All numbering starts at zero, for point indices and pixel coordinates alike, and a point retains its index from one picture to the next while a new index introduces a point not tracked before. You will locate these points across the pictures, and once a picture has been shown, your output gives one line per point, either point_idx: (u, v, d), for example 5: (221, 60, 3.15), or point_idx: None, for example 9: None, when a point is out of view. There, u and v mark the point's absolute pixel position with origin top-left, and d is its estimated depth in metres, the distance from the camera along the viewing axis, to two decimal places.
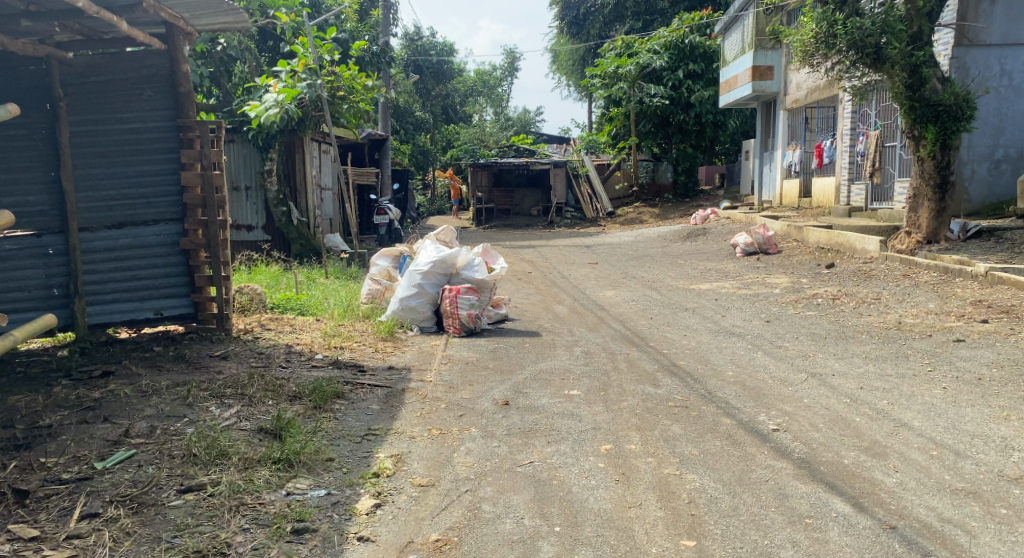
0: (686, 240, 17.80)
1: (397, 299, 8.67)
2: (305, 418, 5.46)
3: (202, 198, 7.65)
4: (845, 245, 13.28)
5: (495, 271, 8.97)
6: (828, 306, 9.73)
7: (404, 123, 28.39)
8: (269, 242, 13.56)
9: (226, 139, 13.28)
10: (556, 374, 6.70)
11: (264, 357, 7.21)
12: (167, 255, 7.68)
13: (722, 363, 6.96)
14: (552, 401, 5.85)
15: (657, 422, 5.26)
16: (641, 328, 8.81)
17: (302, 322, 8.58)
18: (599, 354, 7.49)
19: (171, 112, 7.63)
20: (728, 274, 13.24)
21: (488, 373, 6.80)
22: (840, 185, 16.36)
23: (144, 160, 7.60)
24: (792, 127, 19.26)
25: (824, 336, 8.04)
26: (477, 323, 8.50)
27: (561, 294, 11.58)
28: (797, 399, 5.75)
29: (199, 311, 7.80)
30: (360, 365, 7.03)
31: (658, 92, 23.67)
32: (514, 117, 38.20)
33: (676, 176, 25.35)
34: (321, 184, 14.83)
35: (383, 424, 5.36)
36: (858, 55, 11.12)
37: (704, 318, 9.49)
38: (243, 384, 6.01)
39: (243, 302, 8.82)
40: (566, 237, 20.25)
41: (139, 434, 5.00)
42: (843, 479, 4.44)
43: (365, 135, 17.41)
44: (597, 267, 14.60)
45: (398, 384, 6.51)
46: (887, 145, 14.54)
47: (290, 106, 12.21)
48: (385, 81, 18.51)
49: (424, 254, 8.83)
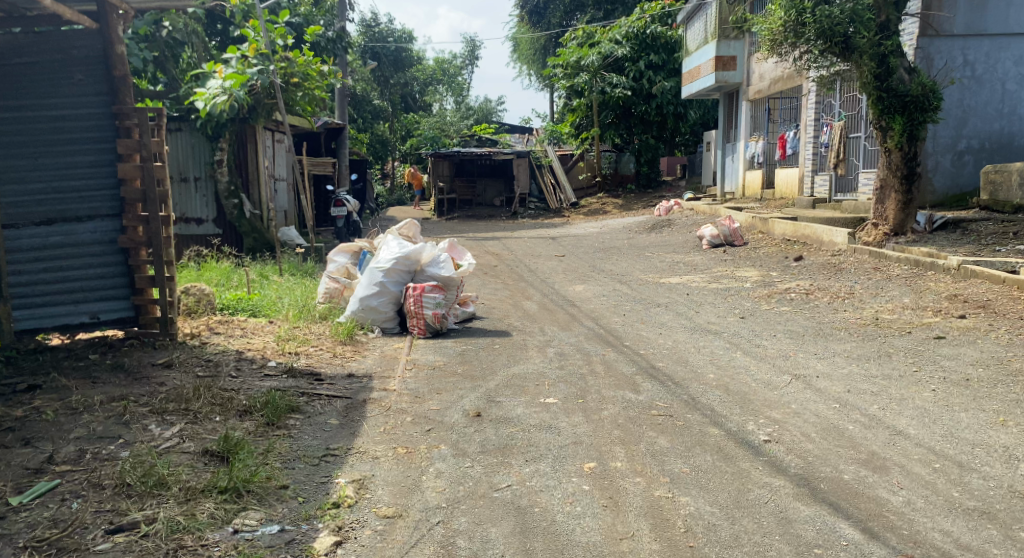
0: (651, 231, 17.49)
1: (356, 299, 8.17)
2: (255, 435, 5.00)
3: (142, 192, 7.13)
4: (813, 237, 13.03)
5: (461, 268, 8.48)
6: (802, 301, 9.44)
7: (362, 112, 27.73)
8: (220, 237, 12.95)
9: (173, 129, 12.63)
10: (528, 380, 6.26)
11: (213, 365, 6.68)
12: (103, 254, 7.12)
13: (702, 364, 6.56)
14: (527, 412, 5.41)
15: (641, 433, 4.84)
16: (614, 327, 8.41)
17: (255, 325, 8.04)
18: (572, 356, 7.07)
19: (105, 97, 7.09)
20: (697, 267, 12.93)
21: (456, 380, 6.34)
22: (804, 176, 16.13)
23: (76, 150, 7.03)
24: (756, 118, 19.02)
25: (803, 334, 7.69)
26: (442, 322, 8.06)
27: (529, 290, 11.16)
28: (786, 404, 5.37)
29: (140, 315, 7.25)
30: (316, 373, 6.54)
31: (620, 83, 23.31)
32: (475, 105, 37.62)
33: (637, 167, 25.09)
34: (275, 176, 14.22)
35: (342, 443, 4.92)
36: (827, 44, 10.82)
37: (677, 315, 9.11)
38: (187, 397, 5.55)
39: (190, 304, 8.24)
40: (529, 229, 19.84)
41: (63, 461, 4.66)
42: (848, 498, 4.06)
43: (321, 124, 16.79)
44: (563, 260, 14.20)
45: (360, 394, 6.04)
46: (852, 135, 14.31)
47: (238, 94, 11.50)
48: (341, 69, 17.90)
49: (386, 250, 8.32)
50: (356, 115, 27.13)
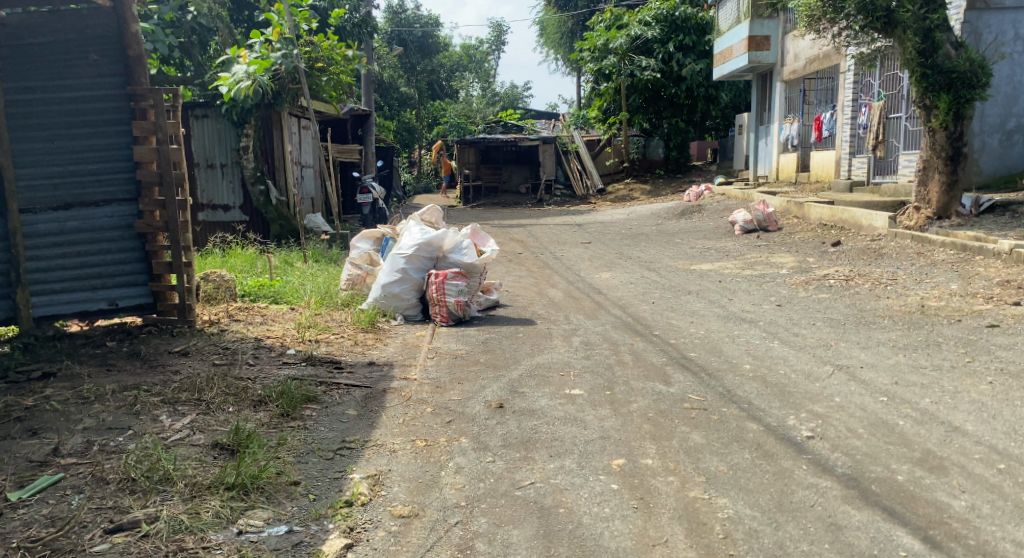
0: (681, 217, 17.11)
1: (379, 286, 7.98)
2: (269, 428, 4.77)
3: (158, 175, 6.94)
4: (851, 222, 12.61)
5: (484, 255, 8.22)
6: (842, 288, 9.05)
7: (388, 99, 27.54)
8: (247, 223, 12.78)
9: (198, 114, 12.47)
10: (553, 370, 6.00)
11: (230, 353, 6.45)
12: (121, 240, 6.94)
13: (738, 355, 6.25)
14: (552, 405, 5.17)
15: (674, 428, 4.56)
16: (644, 316, 8.13)
17: (275, 313, 7.81)
18: (599, 346, 6.81)
19: (120, 78, 6.88)
20: (730, 254, 12.56)
21: (479, 369, 6.10)
22: (841, 159, 15.69)
23: (91, 132, 6.84)
24: (790, 99, 18.55)
25: (844, 323, 7.33)
26: (465, 310, 7.83)
27: (554, 277, 10.88)
28: (829, 397, 5.04)
29: (157, 302, 7.08)
30: (336, 361, 6.32)
31: (649, 65, 22.89)
32: (502, 92, 37.36)
33: (666, 152, 24.65)
34: (301, 162, 14.02)
35: (358, 435, 4.68)
36: (867, 19, 10.47)
37: (710, 302, 8.80)
38: (200, 387, 5.34)
39: (210, 290, 8.00)
40: (556, 215, 19.54)
41: (69, 453, 4.43)
42: (902, 502, 3.76)
43: (346, 110, 16.59)
44: (591, 247, 13.89)
45: (379, 383, 5.81)
46: (891, 116, 13.84)
47: (262, 79, 11.33)
48: (367, 54, 17.73)
49: (408, 236, 8.10)
50: (383, 102, 27.01)
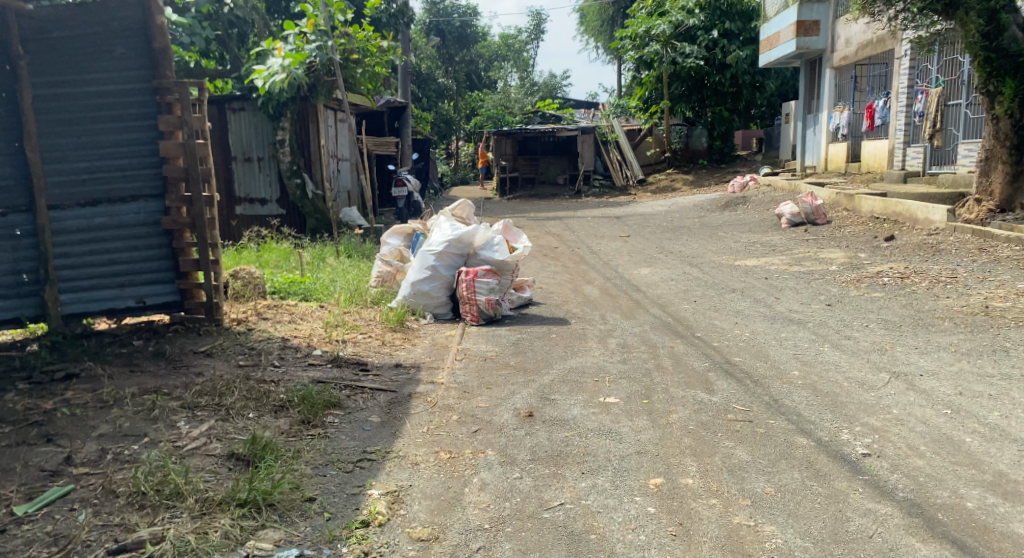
0: (725, 209, 16.71)
1: (408, 283, 7.78)
2: (288, 436, 4.57)
3: (184, 170, 6.76)
4: (906, 215, 12.27)
5: (518, 251, 7.97)
6: (896, 286, 8.73)
7: (427, 90, 27.36)
8: (284, 217, 12.64)
9: (235, 108, 12.34)
10: (586, 376, 5.89)
11: (256, 354, 6.26)
12: (147, 237, 6.78)
13: (788, 364, 6.10)
14: (586, 416, 4.98)
15: (717, 444, 4.42)
16: (684, 316, 7.88)
17: (304, 310, 7.63)
18: (637, 350, 6.60)
19: (145, 72, 6.68)
20: (776, 249, 12.20)
21: (509, 374, 5.92)
22: (894, 148, 15.16)
23: (118, 127, 6.66)
24: (840, 87, 18.06)
25: (900, 324, 7.16)
26: (496, 309, 7.57)
27: (592, 273, 10.62)
28: (886, 408, 4.93)
29: (185, 300, 6.92)
30: (362, 362, 6.13)
31: (692, 52, 22.48)
32: (541, 82, 37.02)
33: (709, 141, 24.10)
34: (337, 155, 13.87)
35: (380, 445, 4.50)
36: (926, 3, 10.03)
37: (755, 302, 8.53)
38: (222, 391, 5.15)
39: (237, 287, 7.84)
40: (594, 208, 19.22)
41: (82, 463, 4.21)
42: (973, 534, 3.51)
43: (383, 103, 16.37)
44: (630, 241, 13.61)
45: (405, 387, 5.61)
46: (950, 103, 13.48)
47: (297, 71, 11.21)
48: (404, 45, 17.56)
49: (438, 232, 7.87)
50: (421, 94, 26.89)
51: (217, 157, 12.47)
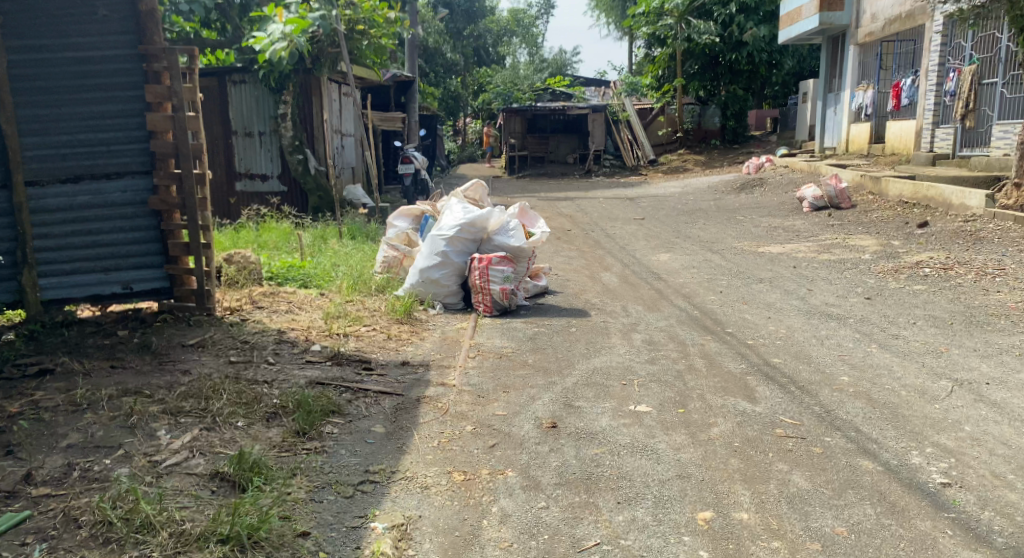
0: (741, 191, 16.11)
1: (416, 271, 7.25)
2: (280, 452, 4.00)
3: (173, 146, 6.16)
4: (938, 200, 11.69)
5: (534, 238, 7.44)
6: (940, 279, 8.36)
7: (434, 65, 26.86)
8: (287, 195, 12.05)
9: (236, 79, 11.70)
10: (612, 378, 5.36)
11: (249, 348, 5.69)
12: (135, 217, 6.20)
13: (834, 368, 5.57)
14: (616, 429, 4.45)
15: (768, 466, 3.93)
16: (712, 307, 7.35)
17: (304, 299, 7.08)
18: (666, 348, 6.05)
19: (129, 37, 6.05)
20: (800, 235, 11.61)
21: (528, 377, 5.38)
22: (922, 129, 14.51)
23: (102, 97, 6.05)
24: (864, 65, 17.37)
25: (950, 322, 6.75)
26: (511, 299, 7.10)
27: (608, 258, 10.06)
28: (957, 425, 4.45)
29: (174, 287, 6.36)
30: (365, 360, 5.61)
31: (708, 30, 21.58)
32: (549, 57, 36.37)
33: (723, 122, 23.22)
34: (341, 130, 13.26)
35: (384, 463, 3.98)
36: None
37: (787, 293, 8.05)
38: (210, 393, 4.54)
39: (231, 274, 7.26)
40: (606, 188, 18.63)
41: (44, 482, 3.61)
42: None
43: (389, 78, 15.77)
44: (645, 223, 13.07)
45: (412, 391, 5.07)
46: (985, 82, 12.87)
47: (299, 40, 10.56)
48: (412, 16, 16.84)
49: (448, 216, 7.36)
50: (427, 68, 26.40)
51: (217, 132, 11.84)
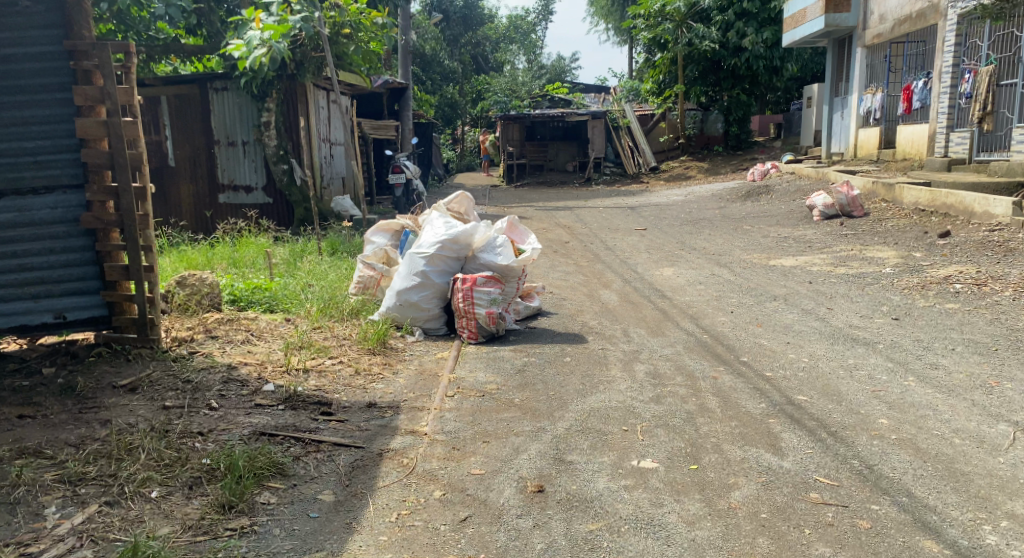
0: (746, 199, 15.33)
1: (393, 293, 6.47)
2: (194, 536, 3.35)
3: (108, 155, 5.36)
4: (957, 207, 10.90)
5: (524, 254, 6.68)
6: (973, 296, 7.58)
7: (431, 73, 25.97)
8: (269, 208, 11.24)
9: (217, 87, 10.89)
10: (612, 421, 4.58)
11: (191, 390, 4.85)
12: (67, 237, 5.38)
13: (870, 408, 4.78)
14: (616, 493, 3.71)
15: (805, 549, 3.34)
16: (723, 331, 6.56)
17: (265, 327, 6.26)
18: (674, 383, 5.24)
19: (56, 31, 5.28)
20: (812, 245, 10.84)
21: (512, 422, 4.59)
22: (935, 133, 13.71)
23: (27, 100, 5.28)
24: (872, 67, 16.59)
25: (995, 349, 5.96)
26: (499, 323, 6.31)
27: (607, 273, 9.28)
28: None
29: (113, 315, 5.50)
30: (325, 403, 4.81)
31: (708, 35, 20.88)
32: (548, 65, 35.77)
33: (726, 127, 22.64)
34: (330, 139, 12.44)
35: (324, 549, 3.34)
36: None
37: (805, 312, 7.27)
38: (125, 451, 3.77)
39: (182, 300, 6.43)
40: (605, 197, 17.85)
41: None
42: None
43: (382, 84, 14.89)
44: (646, 234, 12.29)
45: (375, 442, 4.29)
46: (1004, 83, 12.05)
47: (279, 46, 9.66)
48: (405, 21, 16.14)
49: (429, 230, 6.59)
50: (424, 77, 25.75)
51: (197, 141, 11.05)
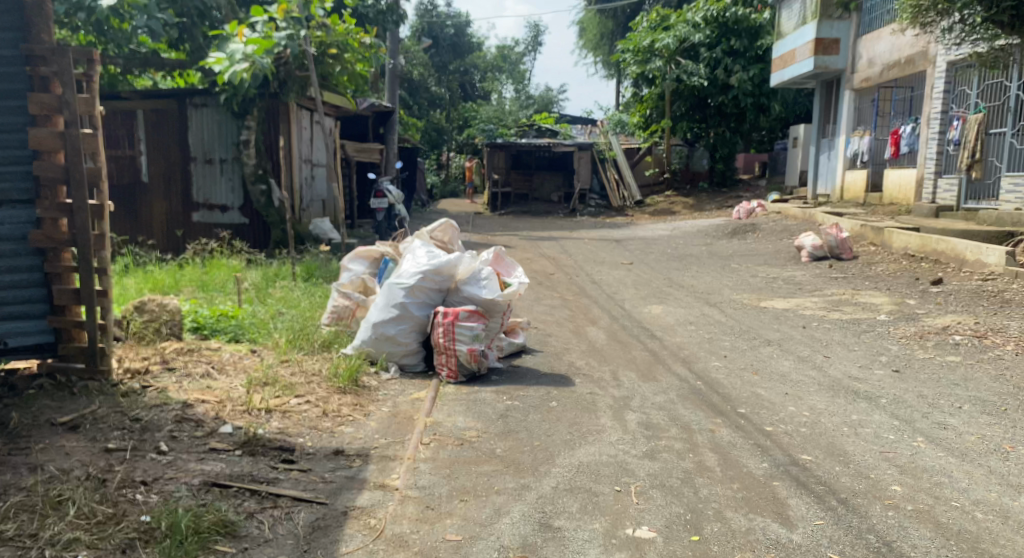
0: (733, 237, 15.06)
1: (368, 325, 6.04)
2: None
3: (63, 169, 4.92)
4: (949, 254, 10.63)
5: (511, 289, 6.27)
6: (974, 349, 7.25)
7: (418, 99, 26.06)
8: (244, 229, 10.78)
9: (197, 102, 10.47)
10: (602, 479, 4.17)
11: (140, 429, 4.40)
12: (13, 256, 4.91)
13: (880, 471, 4.41)
14: None
15: None
16: (717, 378, 6.17)
17: (228, 359, 5.81)
18: (668, 436, 4.83)
19: (12, 34, 4.85)
20: (803, 288, 10.53)
21: (494, 478, 4.17)
22: (923, 178, 13.50)
23: None
24: (859, 110, 16.45)
25: (1004, 409, 5.61)
26: (480, 362, 5.89)
27: (593, 309, 8.89)
28: None
29: (60, 343, 5.03)
30: (287, 450, 4.36)
31: (696, 72, 20.64)
32: (537, 95, 35.67)
33: (711, 163, 22.51)
34: (311, 159, 12.03)
35: None
36: (987, 13, 7.98)
37: (801, 360, 6.90)
38: (52, 506, 3.54)
39: (138, 328, 5.98)
40: (591, 229, 17.54)
41: None
42: None
43: (366, 107, 14.43)
44: (632, 269, 11.94)
45: (340, 497, 3.90)
46: (993, 131, 11.81)
47: (263, 61, 9.26)
48: (394, 44, 15.70)
49: (410, 260, 6.18)
50: (412, 102, 25.64)
51: (173, 157, 10.60)
